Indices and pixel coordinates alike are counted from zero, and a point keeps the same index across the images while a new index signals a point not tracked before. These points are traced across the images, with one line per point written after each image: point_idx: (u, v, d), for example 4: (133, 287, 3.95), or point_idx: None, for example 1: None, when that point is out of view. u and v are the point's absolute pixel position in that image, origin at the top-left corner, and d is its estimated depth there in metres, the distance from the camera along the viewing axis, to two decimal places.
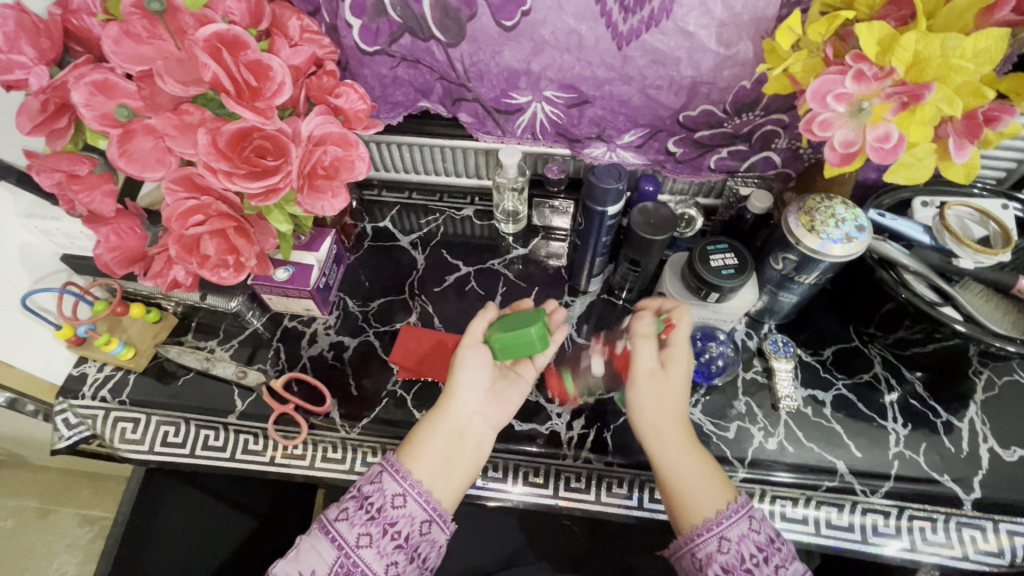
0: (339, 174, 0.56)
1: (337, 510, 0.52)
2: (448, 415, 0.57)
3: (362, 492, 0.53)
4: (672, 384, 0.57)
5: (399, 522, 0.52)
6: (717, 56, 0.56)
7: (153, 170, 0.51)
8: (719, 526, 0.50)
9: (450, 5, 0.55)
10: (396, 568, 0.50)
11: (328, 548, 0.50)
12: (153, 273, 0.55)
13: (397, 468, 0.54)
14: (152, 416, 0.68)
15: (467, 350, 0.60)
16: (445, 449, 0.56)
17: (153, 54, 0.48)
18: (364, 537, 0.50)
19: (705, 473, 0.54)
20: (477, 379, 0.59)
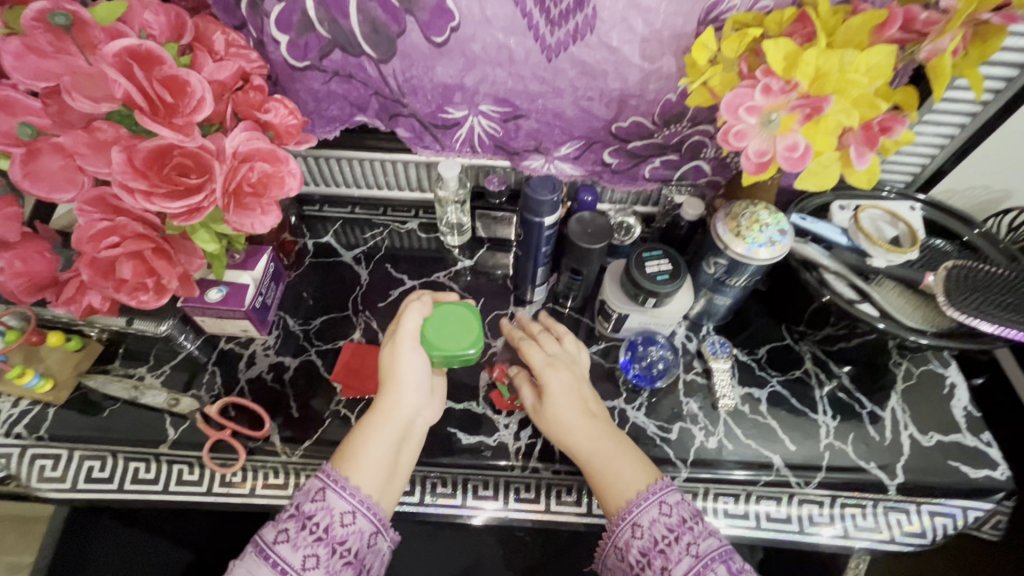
0: (268, 191, 0.54)
1: (276, 532, 0.49)
2: (386, 421, 0.55)
3: (304, 511, 0.50)
4: (561, 399, 0.58)
5: (347, 540, 0.50)
6: (642, 71, 0.58)
7: (63, 189, 0.48)
8: (633, 513, 0.51)
9: (379, 20, 0.55)
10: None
11: (269, 573, 0.47)
12: (65, 299, 0.52)
13: (341, 480, 0.51)
14: (76, 450, 0.65)
15: (403, 349, 0.58)
16: (388, 456, 0.54)
17: (59, 70, 0.45)
18: (309, 558, 0.48)
19: (622, 460, 0.55)
20: (416, 380, 0.57)
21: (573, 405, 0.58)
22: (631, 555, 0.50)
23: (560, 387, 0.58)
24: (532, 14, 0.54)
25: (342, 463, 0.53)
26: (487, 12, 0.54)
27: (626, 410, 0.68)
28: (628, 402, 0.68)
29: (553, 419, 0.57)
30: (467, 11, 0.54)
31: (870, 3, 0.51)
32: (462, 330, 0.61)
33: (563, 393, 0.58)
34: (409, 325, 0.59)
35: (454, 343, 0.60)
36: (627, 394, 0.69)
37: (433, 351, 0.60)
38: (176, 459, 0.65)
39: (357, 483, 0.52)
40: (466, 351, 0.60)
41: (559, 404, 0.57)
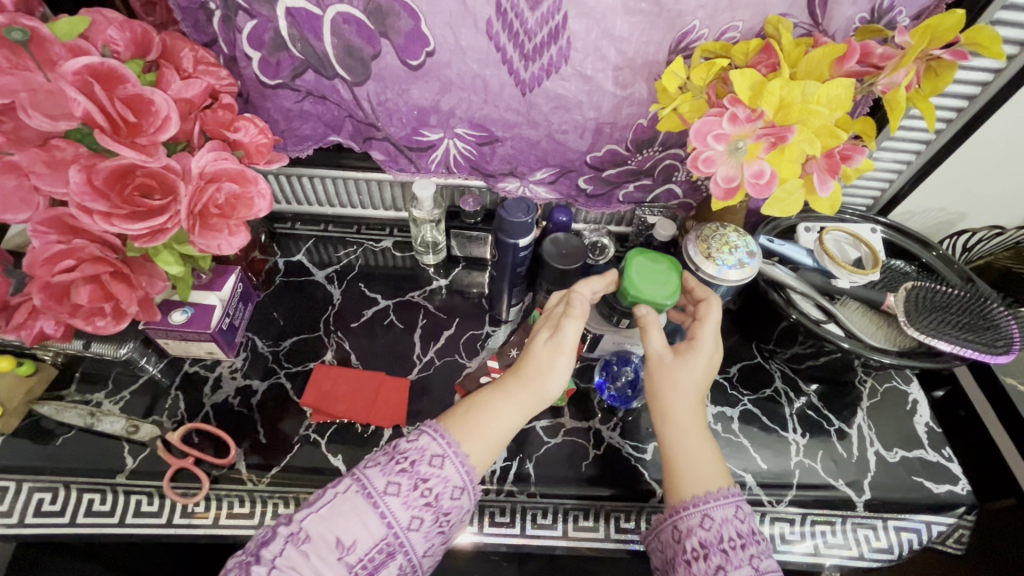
0: (235, 211, 0.53)
1: (390, 481, 0.47)
2: (515, 400, 0.53)
3: (417, 470, 0.48)
4: (684, 377, 0.55)
5: (451, 513, 0.49)
6: (615, 97, 0.59)
7: (16, 211, 0.46)
8: (705, 504, 0.50)
9: (353, 43, 0.55)
10: (429, 550, 0.49)
11: (375, 522, 0.46)
12: (14, 324, 0.50)
13: (457, 447, 0.50)
14: (24, 482, 0.60)
15: (560, 359, 0.55)
16: (505, 431, 0.53)
17: (16, 85, 0.43)
18: (414, 521, 0.47)
19: (708, 450, 0.53)
20: (558, 375, 0.55)
21: (692, 385, 0.55)
22: (689, 543, 0.49)
23: (703, 358, 0.56)
24: (506, 48, 0.54)
25: (459, 424, 0.52)
26: (461, 40, 0.54)
27: (601, 430, 0.68)
28: (603, 423, 0.69)
29: (670, 382, 0.55)
30: (442, 38, 0.54)
31: (830, 36, 0.54)
32: (665, 280, 0.60)
33: (694, 367, 0.56)
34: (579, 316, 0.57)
35: (653, 291, 0.59)
36: (603, 415, 0.69)
37: (631, 291, 0.59)
38: (132, 489, 0.61)
39: (471, 453, 0.50)
40: (662, 298, 0.58)
41: (681, 382, 0.55)
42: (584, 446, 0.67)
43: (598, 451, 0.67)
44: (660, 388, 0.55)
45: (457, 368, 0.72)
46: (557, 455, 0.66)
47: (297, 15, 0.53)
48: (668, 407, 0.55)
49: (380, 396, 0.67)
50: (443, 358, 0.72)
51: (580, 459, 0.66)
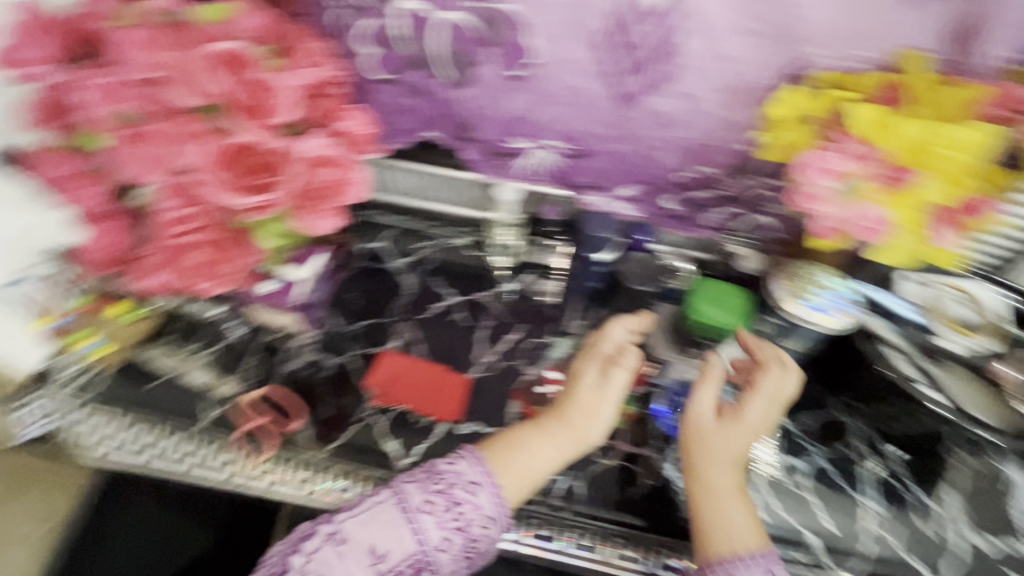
0: (334, 195, 0.56)
1: (425, 500, 0.53)
2: (556, 441, 0.58)
3: (455, 494, 0.54)
4: (720, 440, 0.54)
5: (479, 540, 0.53)
6: (715, 118, 0.57)
7: (149, 174, 0.50)
8: (735, 566, 0.48)
9: (461, 49, 0.58)
10: (456, 572, 0.54)
11: (408, 537, 0.52)
12: (137, 274, 0.55)
13: (491, 475, 0.55)
14: (118, 417, 0.67)
15: (603, 407, 0.60)
16: (544, 469, 0.57)
17: (169, 62, 0.49)
18: (444, 541, 0.52)
19: (743, 515, 0.51)
20: (598, 423, 0.59)
21: (728, 447, 0.54)
22: None
23: (745, 420, 0.55)
24: (609, 60, 0.54)
25: (498, 454, 0.56)
26: (563, 53, 0.55)
27: (656, 460, 0.65)
28: (659, 453, 0.66)
29: (703, 445, 0.54)
30: (547, 51, 0.56)
31: (966, 74, 0.49)
32: (728, 306, 0.60)
33: (740, 431, 0.55)
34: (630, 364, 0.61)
35: (715, 314, 0.60)
36: (660, 445, 0.66)
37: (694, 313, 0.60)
38: (204, 440, 0.66)
39: (505, 481, 0.55)
40: (723, 320, 0.59)
41: (715, 444, 0.54)
42: (635, 472, 0.65)
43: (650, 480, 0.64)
44: (697, 447, 0.54)
45: (516, 373, 0.72)
46: (605, 476, 0.65)
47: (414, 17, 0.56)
48: (700, 466, 0.54)
49: (439, 389, 0.70)
50: (508, 360, 0.73)
51: (629, 485, 0.65)
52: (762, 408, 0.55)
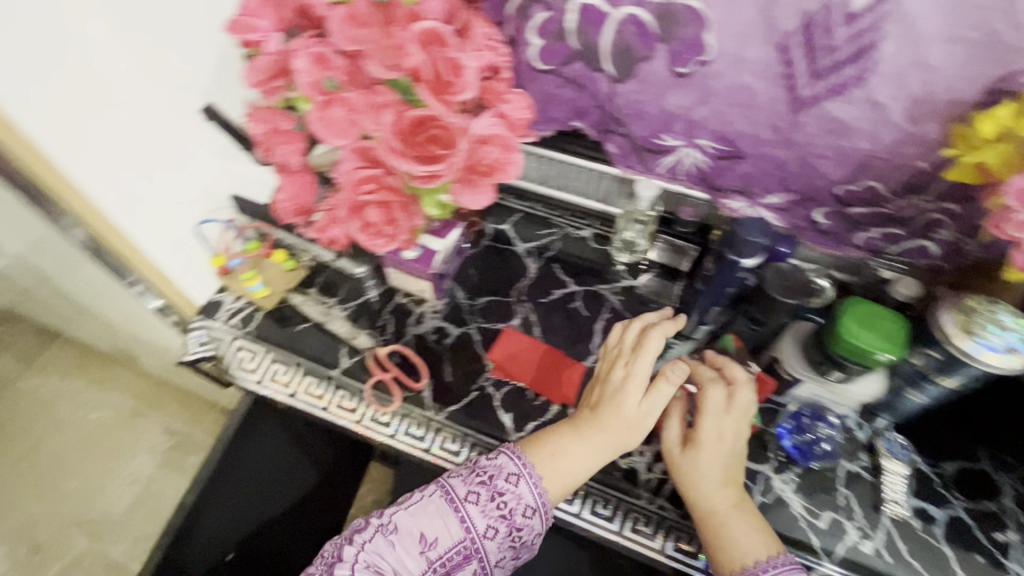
0: (494, 174, 0.59)
1: (470, 491, 0.56)
2: (590, 442, 0.59)
3: (496, 485, 0.56)
4: (708, 457, 0.57)
5: (524, 529, 0.56)
6: (899, 132, 0.53)
7: (338, 136, 0.56)
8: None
9: (630, 44, 0.56)
10: (502, 560, 0.57)
11: (456, 525, 0.55)
12: (319, 227, 0.61)
13: (533, 474, 0.57)
14: (269, 351, 0.76)
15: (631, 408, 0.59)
16: (582, 470, 0.58)
17: (367, 37, 0.53)
18: (490, 529, 0.55)
19: (747, 528, 0.55)
20: (626, 434, 0.59)
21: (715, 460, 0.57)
22: None
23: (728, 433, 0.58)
24: (793, 64, 0.51)
25: (536, 457, 0.58)
26: (745, 53, 0.52)
27: (772, 479, 0.63)
28: (776, 472, 0.63)
29: (695, 464, 0.57)
30: (726, 48, 0.53)
31: None
32: (884, 333, 0.55)
33: (709, 456, 0.57)
34: (637, 369, 0.60)
35: (871, 340, 0.54)
36: (778, 464, 0.64)
37: (845, 336, 0.55)
38: (341, 384, 0.73)
39: (545, 487, 0.57)
40: (879, 349, 0.54)
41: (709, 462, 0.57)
42: (750, 489, 0.62)
43: (765, 499, 0.62)
44: (685, 474, 0.58)
45: None
46: None
47: (586, 11, 0.56)
48: (704, 484, 0.57)
49: (556, 370, 0.71)
50: None
51: None
52: (726, 430, 0.58)
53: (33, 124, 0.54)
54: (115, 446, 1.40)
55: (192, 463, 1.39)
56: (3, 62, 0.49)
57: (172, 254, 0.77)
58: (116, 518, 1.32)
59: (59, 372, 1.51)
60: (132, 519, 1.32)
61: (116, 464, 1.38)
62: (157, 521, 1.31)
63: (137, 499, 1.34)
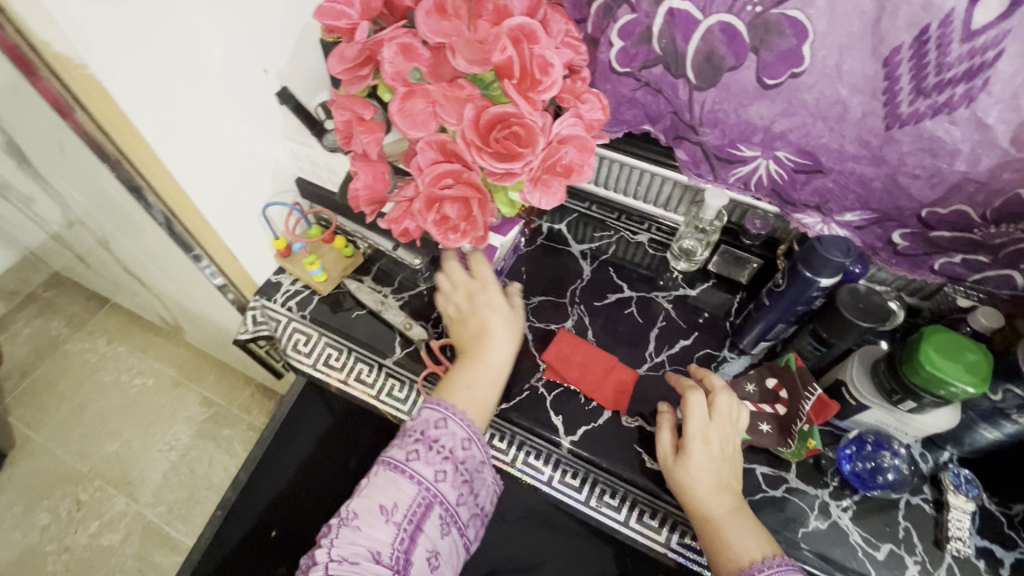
0: (569, 177, 0.58)
1: (409, 451, 0.56)
2: (478, 361, 0.63)
3: (428, 436, 0.57)
4: (701, 463, 0.56)
5: (466, 460, 0.58)
6: (1003, 155, 0.50)
7: (417, 129, 0.55)
8: None
9: (717, 51, 0.55)
10: (461, 497, 0.58)
11: (408, 484, 0.55)
12: (391, 218, 0.60)
13: (458, 412, 0.59)
14: (323, 336, 0.76)
15: (500, 321, 0.66)
16: (490, 389, 0.62)
17: (452, 31, 0.52)
18: (439, 474, 0.56)
19: (745, 532, 0.54)
20: (503, 349, 0.65)
21: (713, 464, 0.57)
22: None
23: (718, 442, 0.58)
24: (899, 78, 0.50)
25: (452, 396, 0.60)
26: (843, 65, 0.51)
27: (830, 504, 0.61)
28: (834, 498, 0.62)
29: (691, 471, 0.56)
30: (821, 60, 0.51)
31: None
32: (965, 362, 0.52)
33: (701, 463, 0.57)
34: (492, 290, 0.67)
35: (951, 368, 0.52)
36: (835, 489, 0.63)
37: (925, 363, 0.53)
38: (393, 372, 0.73)
39: (470, 417, 0.60)
40: (961, 379, 0.52)
41: (700, 466, 0.56)
42: (806, 512, 0.61)
43: (821, 524, 0.61)
44: (680, 483, 0.57)
45: None
46: (773, 509, 0.61)
47: (675, 15, 0.54)
48: (695, 489, 0.56)
49: (609, 377, 0.70)
50: (674, 365, 0.72)
51: (798, 524, 0.61)
52: (714, 436, 0.58)
53: (132, 103, 0.54)
54: (155, 414, 1.45)
55: (226, 435, 1.42)
56: (113, 42, 0.50)
57: (241, 232, 0.77)
58: (151, 484, 1.35)
59: (106, 337, 1.57)
60: (168, 485, 1.35)
61: (155, 430, 1.42)
62: (192, 489, 1.35)
63: (173, 466, 1.37)
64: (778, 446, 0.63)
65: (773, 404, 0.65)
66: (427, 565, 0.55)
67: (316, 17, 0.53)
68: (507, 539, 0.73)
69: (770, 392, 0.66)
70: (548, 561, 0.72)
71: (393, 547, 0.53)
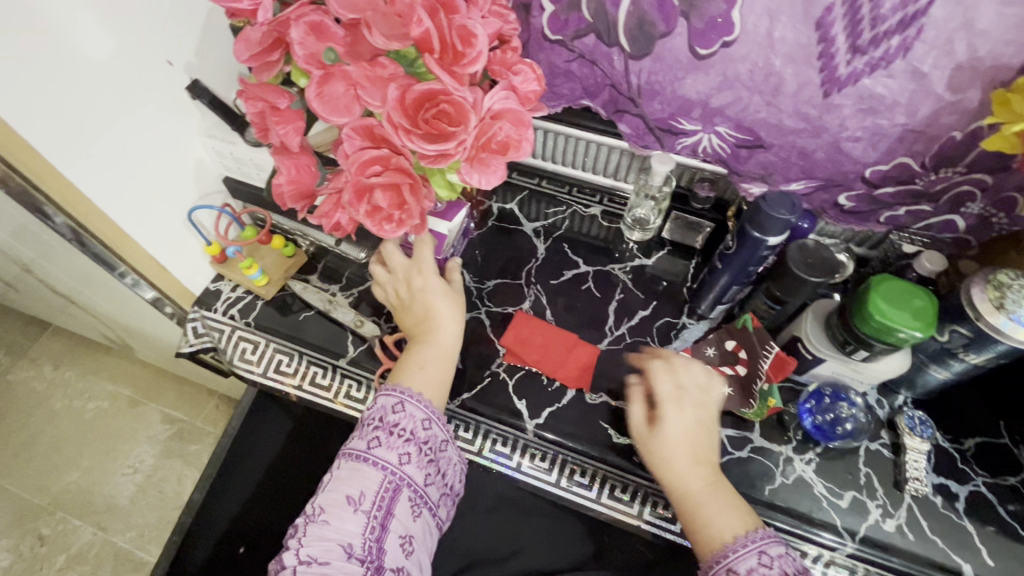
0: (507, 153, 0.55)
1: (370, 439, 0.55)
2: (429, 345, 0.62)
3: (387, 420, 0.56)
4: (674, 433, 0.56)
5: (430, 440, 0.57)
6: (940, 102, 0.49)
7: (340, 114, 0.51)
8: (727, 559, 0.50)
9: (648, 17, 0.52)
10: (429, 477, 0.57)
11: (372, 471, 0.53)
12: (320, 212, 0.56)
13: (414, 393, 0.58)
14: (270, 343, 0.73)
15: (445, 300, 0.64)
16: (444, 369, 0.61)
17: (366, 4, 0.47)
18: (405, 456, 0.55)
19: (723, 507, 0.53)
20: (451, 327, 0.64)
21: (686, 434, 0.56)
22: None
23: (689, 411, 0.58)
24: (833, 39, 0.48)
25: (407, 379, 0.59)
26: (774, 33, 0.49)
27: (794, 460, 0.62)
28: (797, 453, 0.63)
29: (664, 442, 0.56)
30: (752, 28, 0.49)
31: None
32: (912, 308, 0.53)
33: (677, 431, 0.56)
34: (428, 270, 0.65)
35: (899, 317, 0.52)
36: (798, 443, 0.63)
37: (874, 315, 0.53)
38: (347, 373, 0.71)
39: (428, 398, 0.58)
40: (907, 325, 0.52)
41: (674, 436, 0.56)
42: (771, 469, 0.62)
43: (787, 480, 0.61)
44: (656, 454, 0.57)
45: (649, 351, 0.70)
46: (740, 470, 0.62)
47: None
48: (670, 459, 0.56)
49: (571, 356, 0.68)
50: (635, 337, 0.71)
51: (764, 482, 0.61)
52: (686, 405, 0.58)
53: (11, 108, 0.49)
54: (114, 438, 1.38)
55: (193, 451, 1.37)
56: None
57: (166, 241, 0.72)
58: (119, 510, 1.30)
59: (53, 363, 1.48)
60: (136, 509, 1.30)
61: (116, 454, 1.36)
62: (162, 511, 1.29)
63: (139, 489, 1.32)
64: (742, 408, 0.63)
65: (733, 366, 0.64)
66: (401, 550, 0.53)
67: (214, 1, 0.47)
68: (482, 530, 0.72)
69: (729, 354, 0.65)
70: (524, 550, 0.70)
71: (364, 538, 0.51)
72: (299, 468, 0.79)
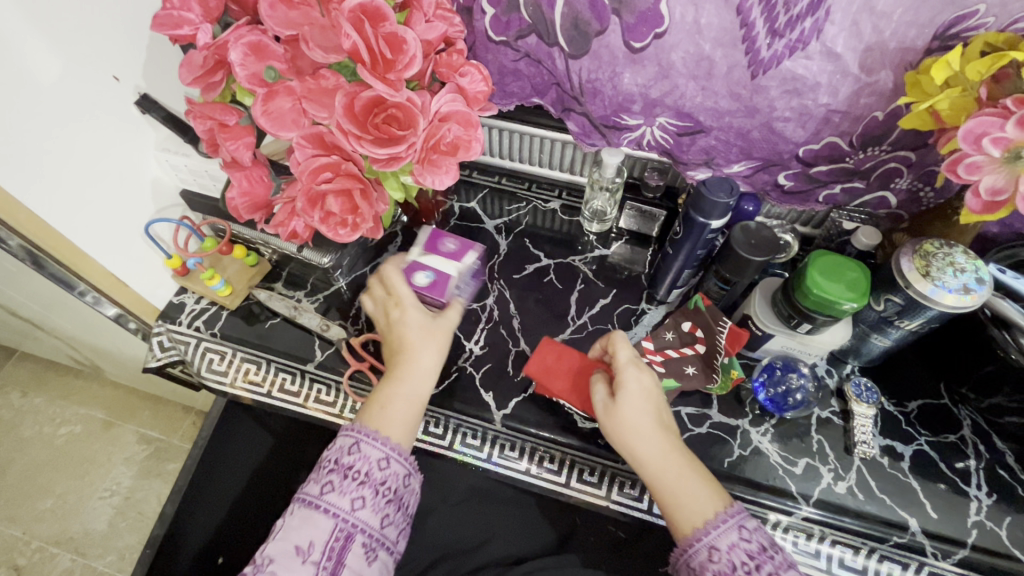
0: (457, 154, 0.56)
1: (322, 484, 0.54)
2: (403, 382, 0.60)
3: (343, 464, 0.55)
4: (635, 407, 0.57)
5: (387, 480, 0.56)
6: (857, 83, 0.53)
7: (287, 129, 0.51)
8: (708, 536, 0.51)
9: (583, 15, 0.54)
10: (387, 518, 0.56)
11: (323, 518, 0.52)
12: (275, 222, 0.57)
13: (369, 433, 0.56)
14: (237, 352, 0.74)
15: (419, 335, 0.62)
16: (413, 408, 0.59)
17: (301, 20, 0.48)
18: (359, 501, 0.53)
19: (696, 485, 0.54)
20: (425, 363, 0.62)
21: (644, 408, 0.58)
22: (738, 556, 0.50)
23: (646, 383, 0.59)
24: (754, 24, 0.51)
25: (372, 420, 0.57)
26: (701, 20, 0.52)
27: (750, 432, 0.65)
28: (753, 425, 0.66)
29: (625, 420, 0.57)
30: (680, 17, 0.52)
31: None
32: (847, 279, 0.56)
33: (635, 402, 0.57)
34: (405, 303, 0.63)
35: (833, 287, 0.56)
36: (754, 417, 0.66)
37: (812, 290, 0.56)
38: (317, 378, 0.72)
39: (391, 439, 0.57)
40: (845, 295, 0.55)
41: (634, 410, 0.57)
42: (730, 442, 0.65)
43: (744, 452, 0.64)
44: (622, 433, 0.57)
45: None
46: (700, 444, 0.65)
47: None
48: (638, 438, 0.56)
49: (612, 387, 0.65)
50: (596, 325, 0.73)
51: (724, 455, 0.64)
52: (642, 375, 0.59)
53: None
54: (89, 462, 1.35)
55: (171, 470, 1.35)
56: None
57: (126, 257, 0.72)
58: (96, 535, 1.27)
59: (20, 390, 1.44)
60: (115, 532, 1.28)
61: (91, 479, 1.33)
62: (141, 532, 1.27)
63: (117, 512, 1.30)
64: (707, 384, 0.65)
65: (693, 346, 0.67)
66: None
67: (154, 30, 0.48)
68: (455, 523, 0.74)
69: (687, 335, 0.67)
70: (497, 536, 0.72)
71: None
72: (272, 478, 0.79)
